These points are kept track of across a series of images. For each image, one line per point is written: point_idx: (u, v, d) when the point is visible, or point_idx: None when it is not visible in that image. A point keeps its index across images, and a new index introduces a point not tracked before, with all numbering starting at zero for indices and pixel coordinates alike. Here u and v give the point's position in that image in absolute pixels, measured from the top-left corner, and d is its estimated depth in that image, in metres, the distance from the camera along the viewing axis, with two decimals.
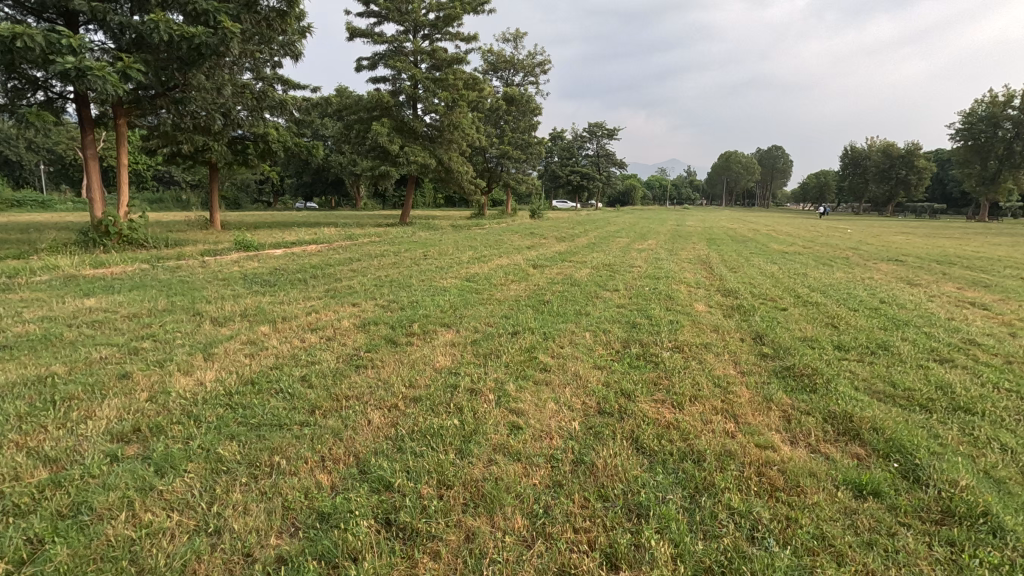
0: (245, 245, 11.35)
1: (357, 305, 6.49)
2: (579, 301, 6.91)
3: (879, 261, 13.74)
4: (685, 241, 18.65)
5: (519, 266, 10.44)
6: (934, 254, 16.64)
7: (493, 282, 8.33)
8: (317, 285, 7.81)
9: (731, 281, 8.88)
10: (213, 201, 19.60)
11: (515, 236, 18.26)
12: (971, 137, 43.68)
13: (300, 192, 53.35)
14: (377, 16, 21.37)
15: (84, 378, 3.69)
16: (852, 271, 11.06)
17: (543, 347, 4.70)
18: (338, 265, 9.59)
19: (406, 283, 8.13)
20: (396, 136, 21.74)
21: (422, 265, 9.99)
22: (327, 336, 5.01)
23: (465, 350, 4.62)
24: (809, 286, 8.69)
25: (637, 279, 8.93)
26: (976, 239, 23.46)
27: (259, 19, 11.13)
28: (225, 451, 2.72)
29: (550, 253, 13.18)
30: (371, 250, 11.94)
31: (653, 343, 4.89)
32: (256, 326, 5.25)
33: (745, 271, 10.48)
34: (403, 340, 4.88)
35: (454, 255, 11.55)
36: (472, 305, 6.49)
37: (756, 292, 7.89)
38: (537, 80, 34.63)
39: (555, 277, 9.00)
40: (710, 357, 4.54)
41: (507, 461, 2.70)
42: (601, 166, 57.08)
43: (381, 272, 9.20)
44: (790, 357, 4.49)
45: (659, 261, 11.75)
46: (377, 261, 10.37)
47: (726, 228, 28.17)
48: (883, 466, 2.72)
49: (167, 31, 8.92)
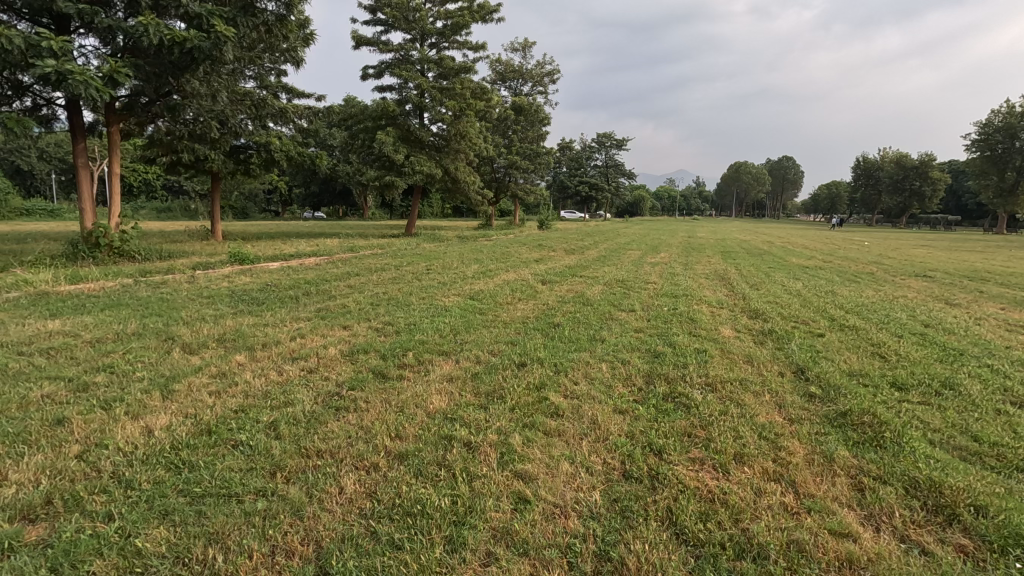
0: (240, 258, 10.85)
1: (350, 328, 5.90)
2: (592, 323, 6.31)
3: (907, 277, 13.00)
4: (699, 254, 17.98)
5: (527, 281, 9.87)
6: (962, 269, 15.87)
7: (499, 300, 7.75)
8: (309, 303, 7.26)
9: (755, 301, 8.24)
10: (214, 211, 19.18)
11: (523, 248, 17.70)
12: (987, 148, 42.76)
13: (308, 203, 53.22)
14: (383, 24, 21.06)
15: (9, 425, 3.11)
16: (882, 289, 10.37)
17: (554, 384, 4.09)
18: (335, 281, 9.05)
19: (405, 301, 7.58)
20: (402, 145, 21.32)
21: (424, 281, 9.42)
22: (309, 367, 4.43)
23: (464, 388, 4.00)
24: (842, 307, 8.01)
25: (654, 297, 8.30)
26: (1001, 253, 22.58)
27: (258, 23, 10.70)
28: (148, 541, 2.12)
29: (559, 266, 12.58)
30: (372, 264, 11.41)
31: (680, 380, 4.26)
32: (233, 355, 4.68)
33: (768, 288, 9.83)
34: (393, 374, 4.27)
35: (459, 269, 11.01)
36: (476, 329, 5.91)
37: (785, 313, 7.25)
38: (546, 90, 34.25)
39: (566, 295, 8.39)
40: (749, 397, 3.91)
41: (510, 558, 2.09)
42: (610, 176, 56.45)
43: (380, 288, 8.63)
44: (842, 399, 3.85)
45: (675, 276, 11.13)
46: (377, 276, 9.83)
47: (740, 240, 27.57)
48: (1004, 569, 2.08)
49: (160, 35, 8.51)
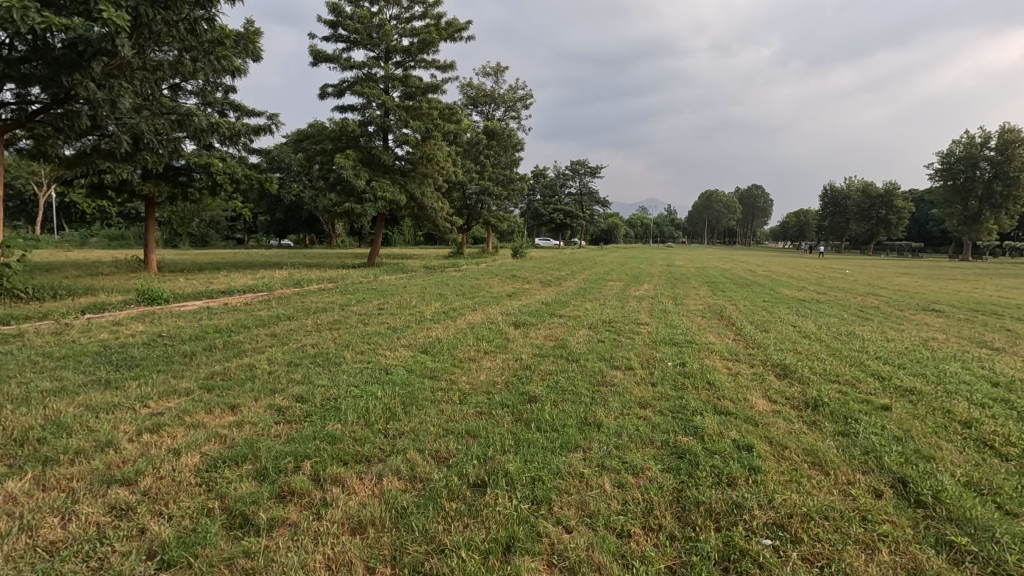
0: (150, 298, 9.00)
1: (239, 410, 4.13)
2: (581, 391, 4.71)
3: (916, 311, 11.79)
4: (685, 285, 16.68)
5: (496, 324, 8.25)
6: (963, 301, 14.83)
7: (459, 354, 6.08)
8: (206, 363, 5.48)
9: (773, 350, 6.77)
10: (148, 240, 17.09)
11: (495, 279, 16.17)
12: (950, 177, 43.15)
13: (273, 230, 50.84)
14: (345, 41, 19.69)
15: None
16: (903, 330, 9.07)
17: (533, 539, 2.44)
18: (256, 328, 7.26)
19: (335, 359, 5.84)
20: (363, 168, 19.73)
21: (370, 326, 7.69)
22: (126, 503, 2.67)
23: (377, 553, 2.32)
24: (878, 357, 6.60)
25: (653, 347, 6.72)
26: (987, 281, 21.87)
27: (179, 20, 9.05)
28: None
29: (535, 303, 11.00)
30: (314, 303, 9.68)
31: (734, 519, 2.66)
32: (7, 479, 2.87)
33: (778, 331, 8.45)
34: (261, 520, 2.54)
35: (416, 309, 9.34)
36: (422, 408, 4.22)
37: (822, 370, 5.71)
38: (519, 115, 33.31)
39: (544, 345, 6.74)
40: (864, 562, 2.32)
41: None
42: (585, 204, 55.55)
43: (310, 338, 6.85)
44: (1019, 564, 2.28)
45: (668, 315, 9.68)
46: (315, 320, 8.07)
47: (721, 268, 26.56)
48: None
49: (32, 23, 6.78)
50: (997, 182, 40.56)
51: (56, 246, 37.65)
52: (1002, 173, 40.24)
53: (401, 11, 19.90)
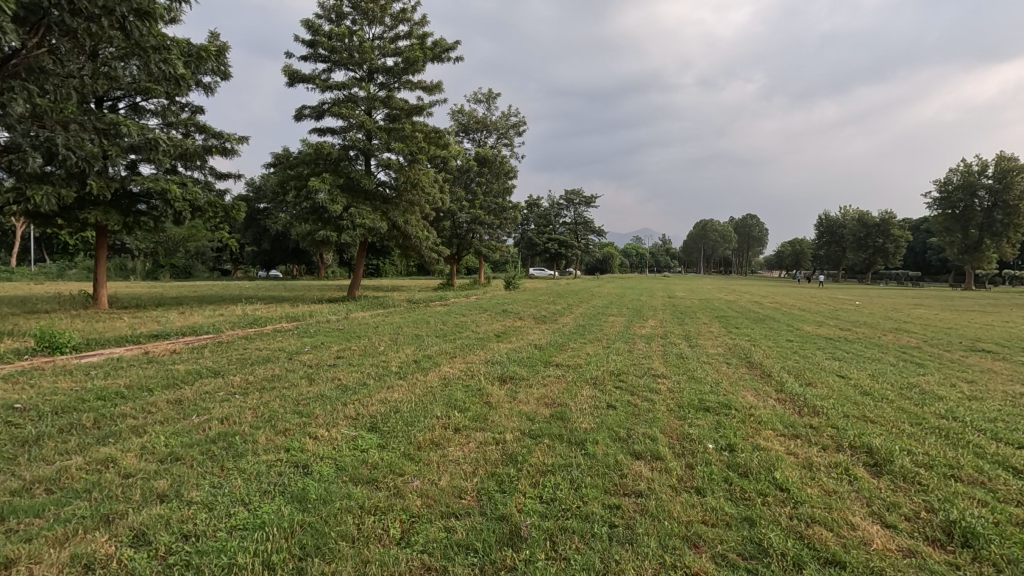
0: (48, 346, 7.24)
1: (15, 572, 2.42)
2: (598, 516, 3.00)
3: (966, 354, 10.13)
4: (695, 320, 15.04)
5: (479, 379, 6.53)
6: (1007, 338, 13.17)
7: (417, 434, 4.34)
8: (40, 459, 3.71)
9: (840, 419, 5.08)
10: (99, 272, 15.39)
11: (483, 315, 14.47)
12: (949, 206, 41.98)
13: (259, 260, 49.10)
14: (325, 61, 18.45)
15: None
16: (977, 382, 7.37)
17: None
18: (158, 391, 5.50)
19: (240, 444, 4.09)
20: (341, 194, 18.20)
21: (312, 386, 5.93)
22: None
23: None
24: (985, 429, 4.90)
25: (683, 418, 5.02)
26: (1013, 313, 20.30)
27: (105, 16, 7.58)
28: None
29: (527, 346, 9.30)
30: (257, 351, 7.93)
31: None
32: None
33: (828, 385, 6.77)
34: None
35: (381, 359, 7.60)
36: (331, 563, 2.51)
37: (930, 460, 4.01)
38: (512, 142, 32.21)
39: (536, 415, 5.02)
40: None
41: None
42: (579, 234, 54.22)
43: (226, 407, 5.11)
44: None
45: (687, 363, 8.00)
46: (244, 377, 6.31)
47: (725, 300, 24.92)
48: None
49: None
50: (998, 210, 39.48)
51: (28, 278, 35.72)
52: (1002, 202, 39.19)
53: (383, 30, 18.75)
